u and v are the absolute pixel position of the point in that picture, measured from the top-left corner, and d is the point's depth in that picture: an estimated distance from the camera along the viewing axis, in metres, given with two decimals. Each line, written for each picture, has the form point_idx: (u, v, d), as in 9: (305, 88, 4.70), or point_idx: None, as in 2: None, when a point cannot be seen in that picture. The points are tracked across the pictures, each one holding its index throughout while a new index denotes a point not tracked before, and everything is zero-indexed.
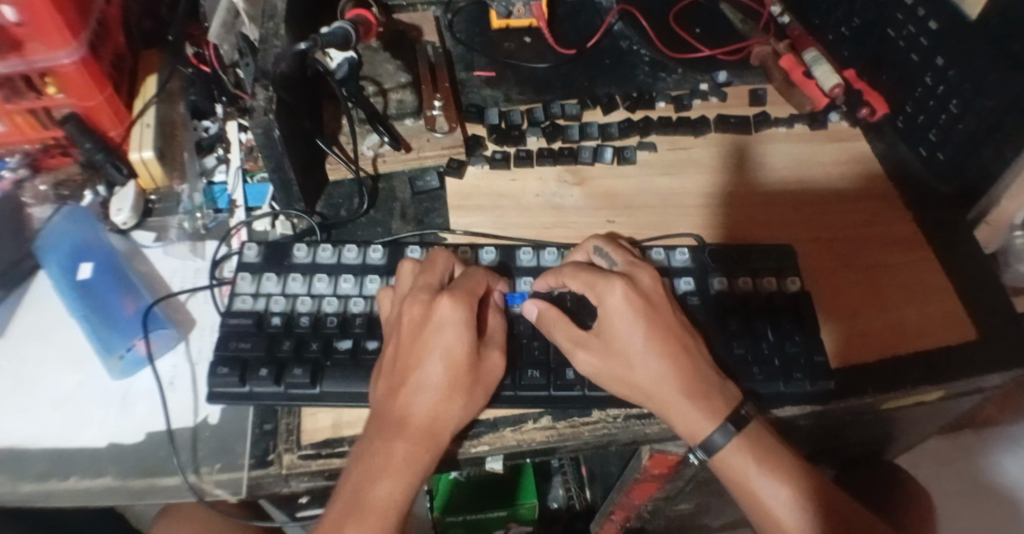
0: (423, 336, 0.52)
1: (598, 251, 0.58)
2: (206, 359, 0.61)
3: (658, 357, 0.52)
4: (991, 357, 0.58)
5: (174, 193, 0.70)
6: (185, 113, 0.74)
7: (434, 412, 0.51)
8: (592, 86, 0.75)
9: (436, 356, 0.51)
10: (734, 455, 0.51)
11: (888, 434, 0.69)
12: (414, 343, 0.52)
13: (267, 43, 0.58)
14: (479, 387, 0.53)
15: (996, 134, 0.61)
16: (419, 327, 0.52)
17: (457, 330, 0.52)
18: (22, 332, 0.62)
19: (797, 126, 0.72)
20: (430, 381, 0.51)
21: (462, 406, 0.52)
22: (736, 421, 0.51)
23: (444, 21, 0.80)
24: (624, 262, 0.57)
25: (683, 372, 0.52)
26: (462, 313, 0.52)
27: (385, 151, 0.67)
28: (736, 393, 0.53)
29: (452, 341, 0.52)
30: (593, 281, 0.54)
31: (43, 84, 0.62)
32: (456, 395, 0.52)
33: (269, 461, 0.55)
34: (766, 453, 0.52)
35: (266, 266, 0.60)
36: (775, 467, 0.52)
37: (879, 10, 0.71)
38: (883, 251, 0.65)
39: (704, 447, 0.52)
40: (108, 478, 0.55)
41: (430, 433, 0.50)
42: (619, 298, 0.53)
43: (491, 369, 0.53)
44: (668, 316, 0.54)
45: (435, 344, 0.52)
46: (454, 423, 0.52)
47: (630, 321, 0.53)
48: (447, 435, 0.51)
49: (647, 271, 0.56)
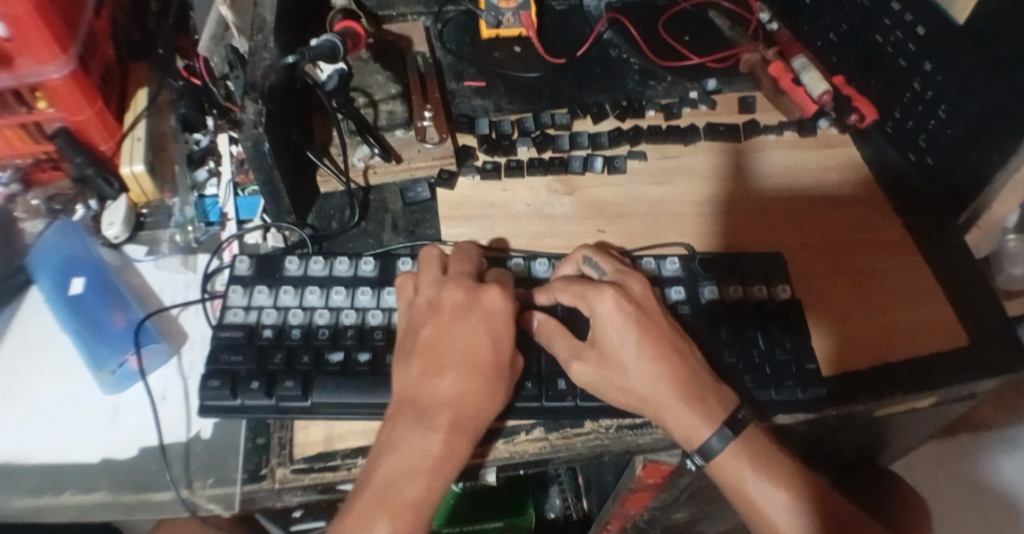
0: (468, 320, 0.53)
1: (587, 261, 0.58)
2: (198, 373, 0.61)
3: (651, 361, 0.52)
4: (984, 361, 0.58)
5: (165, 206, 0.71)
6: (175, 126, 0.73)
7: (474, 397, 0.51)
8: (581, 95, 0.75)
9: (480, 340, 0.52)
10: (730, 459, 0.51)
11: (882, 440, 0.69)
12: (456, 328, 0.53)
13: (256, 55, 0.59)
14: (512, 380, 0.53)
15: (985, 138, 0.61)
16: (462, 312, 0.53)
17: (502, 318, 0.54)
18: (12, 348, 0.62)
19: (786, 133, 0.73)
20: (473, 364, 0.51)
21: (500, 396, 0.52)
22: (734, 425, 0.51)
23: (434, 31, 0.80)
24: (614, 271, 0.57)
25: (679, 377, 0.52)
26: (507, 302, 0.54)
27: (375, 163, 0.68)
28: (734, 397, 0.53)
29: (495, 327, 0.53)
30: (583, 290, 0.54)
31: (33, 99, 0.62)
32: (496, 384, 0.52)
33: (262, 476, 0.54)
34: (761, 457, 0.52)
35: (258, 278, 0.60)
36: (771, 471, 0.51)
37: (866, 16, 0.71)
38: (881, 252, 0.65)
39: (701, 452, 0.51)
40: (101, 493, 0.55)
41: (469, 419, 0.50)
42: (609, 305, 0.53)
43: (520, 364, 0.54)
44: (659, 322, 0.53)
45: (481, 328, 0.53)
46: (491, 413, 0.51)
47: (620, 326, 0.53)
48: (483, 424, 0.51)
49: (637, 279, 0.55)
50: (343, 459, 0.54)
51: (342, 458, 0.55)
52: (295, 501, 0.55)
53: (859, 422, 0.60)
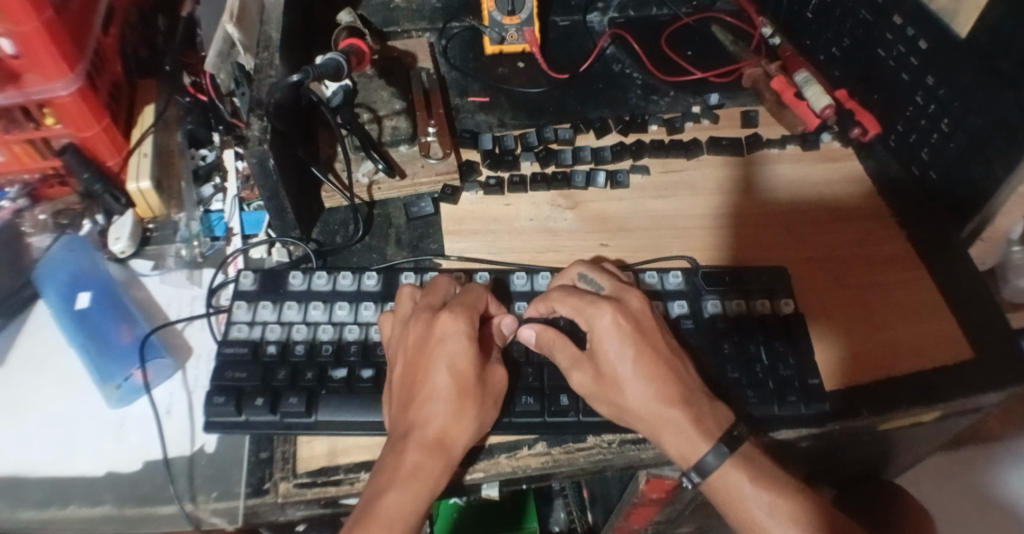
0: (428, 350, 0.52)
1: (582, 277, 0.58)
2: (203, 388, 0.61)
3: (646, 379, 0.52)
4: (988, 376, 0.58)
5: (172, 221, 0.71)
6: (181, 142, 0.74)
7: (445, 424, 0.51)
8: (584, 110, 0.75)
9: (443, 369, 0.52)
10: (728, 475, 0.51)
11: (887, 454, 0.69)
12: (419, 357, 0.52)
13: (262, 72, 0.61)
14: (490, 398, 0.53)
15: (988, 152, 0.61)
16: (423, 341, 0.53)
17: (461, 342, 0.52)
18: (20, 361, 0.63)
19: (789, 147, 0.73)
20: (438, 393, 0.51)
21: (474, 416, 0.52)
22: (730, 442, 0.51)
23: (439, 47, 0.81)
24: (611, 287, 0.57)
25: (674, 395, 0.52)
26: (464, 326, 0.53)
27: (379, 178, 0.68)
28: (730, 414, 0.53)
29: (456, 354, 0.52)
30: (581, 306, 0.55)
31: (41, 115, 0.63)
32: (467, 407, 0.51)
33: (265, 490, 0.54)
34: (760, 473, 0.51)
35: (263, 293, 0.61)
36: (770, 487, 0.51)
37: (868, 31, 0.72)
38: (872, 267, 0.65)
39: (697, 468, 0.51)
40: (107, 506, 0.55)
41: (443, 445, 0.50)
42: (607, 322, 0.53)
43: (497, 381, 0.54)
44: (656, 338, 0.54)
45: (442, 356, 0.52)
46: (467, 435, 0.51)
47: (617, 343, 0.53)
48: (460, 447, 0.51)
49: (635, 294, 0.56)
50: (347, 474, 0.54)
51: (345, 472, 0.55)
52: (298, 515, 0.56)
53: (864, 436, 0.59)
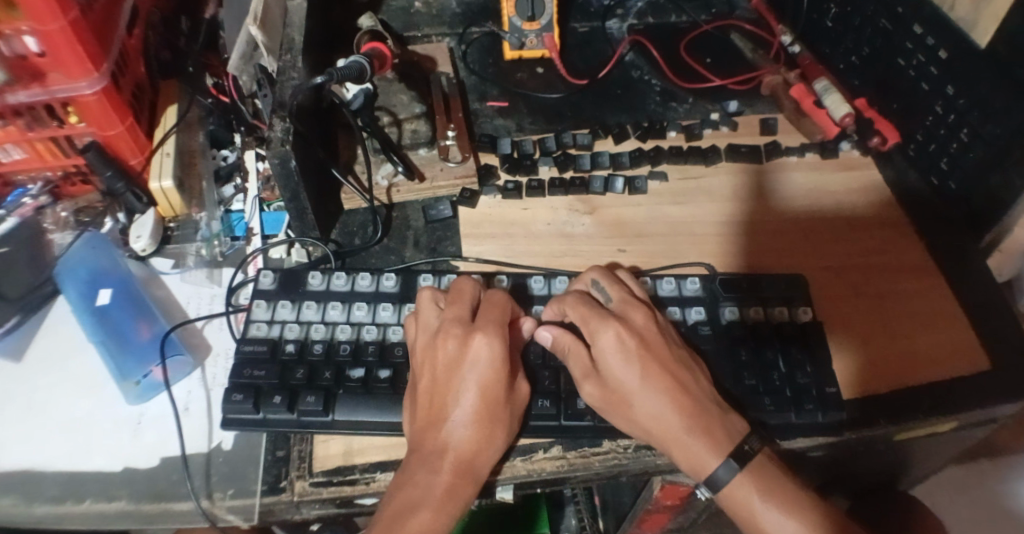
0: (460, 370, 0.53)
1: (596, 284, 0.59)
2: (220, 385, 0.62)
3: (658, 392, 0.52)
4: (1004, 387, 0.58)
5: (192, 220, 0.72)
6: (203, 142, 0.75)
7: (474, 447, 0.52)
8: (602, 115, 0.76)
9: (472, 392, 0.52)
10: (738, 490, 0.50)
11: (901, 465, 0.69)
12: (452, 378, 0.53)
13: (285, 74, 0.61)
14: (515, 417, 0.54)
15: (1007, 163, 0.61)
16: (455, 362, 0.53)
17: (493, 366, 0.53)
18: (39, 357, 0.63)
19: (809, 155, 0.73)
20: (468, 415, 0.52)
21: (500, 438, 0.53)
22: (738, 457, 0.51)
23: (458, 52, 0.81)
24: (619, 299, 0.57)
25: (686, 407, 0.52)
26: (498, 348, 0.53)
27: (399, 181, 0.69)
28: (741, 426, 0.52)
29: (486, 377, 0.53)
30: (588, 317, 0.55)
31: (66, 113, 0.64)
32: (494, 429, 0.52)
33: (281, 488, 0.55)
34: (771, 486, 0.50)
35: (282, 293, 0.61)
36: (782, 500, 0.50)
37: (888, 39, 0.71)
38: (895, 276, 0.65)
39: (707, 482, 0.51)
40: (122, 502, 0.55)
41: (471, 467, 0.51)
42: (610, 340, 0.54)
43: (521, 398, 0.54)
44: (663, 352, 0.54)
45: (474, 379, 0.53)
46: (493, 456, 0.53)
47: (622, 361, 0.53)
48: (485, 467, 0.52)
49: (641, 311, 0.56)
50: (363, 474, 0.55)
51: (361, 472, 0.55)
52: (313, 514, 0.56)
53: (880, 446, 0.59)
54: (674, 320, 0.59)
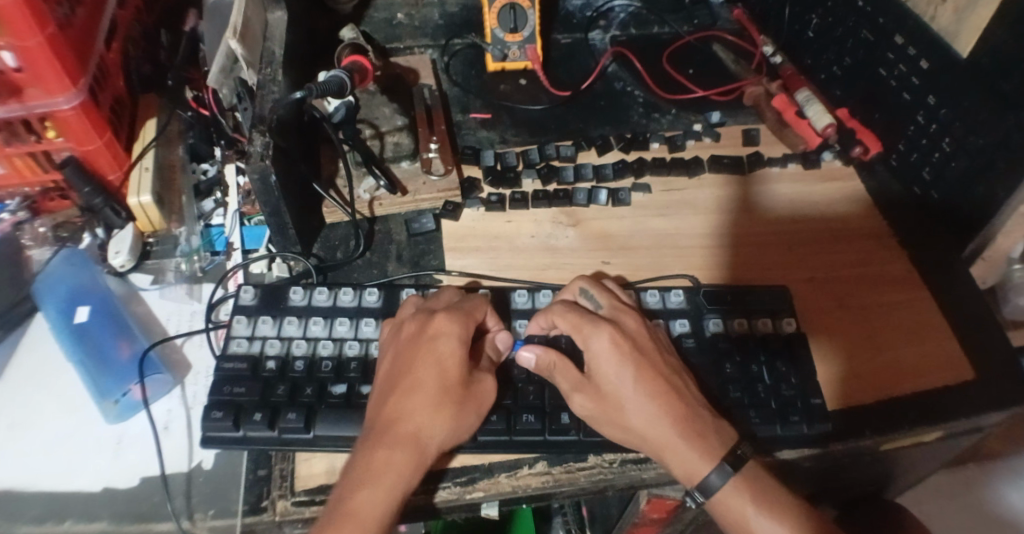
0: (417, 348, 0.53)
1: (584, 293, 0.58)
2: (201, 403, 0.61)
3: (649, 398, 0.52)
4: (990, 396, 0.58)
5: (172, 235, 0.71)
6: (184, 156, 0.74)
7: (423, 422, 0.51)
8: (586, 127, 0.76)
9: (428, 366, 0.52)
10: (732, 495, 0.50)
11: (888, 474, 0.69)
12: (410, 353, 0.53)
13: (266, 88, 0.61)
14: (473, 401, 0.52)
15: (988, 173, 0.61)
16: (416, 338, 0.54)
17: (451, 343, 0.53)
18: (17, 377, 0.62)
19: (791, 165, 0.73)
20: (419, 391, 0.51)
21: (454, 417, 0.51)
22: (733, 461, 0.50)
23: (441, 64, 0.81)
24: (609, 305, 0.57)
25: (677, 413, 0.52)
26: (457, 328, 0.54)
27: (381, 195, 0.68)
28: (733, 432, 0.52)
29: (443, 353, 0.53)
30: (579, 323, 0.55)
31: (43, 128, 0.63)
32: (445, 406, 0.51)
33: (263, 508, 0.54)
34: (764, 493, 0.50)
35: (263, 309, 0.60)
36: (776, 508, 0.50)
37: (870, 50, 0.72)
38: (869, 276, 0.65)
39: (701, 488, 0.51)
40: (103, 523, 0.55)
41: (415, 441, 0.50)
42: (604, 343, 0.54)
43: (487, 388, 0.53)
44: (655, 358, 0.54)
45: (428, 355, 0.53)
46: (443, 434, 0.51)
47: (617, 365, 0.53)
48: (433, 445, 0.51)
49: (632, 317, 0.56)
50: None
51: None
52: None
53: (865, 457, 0.59)
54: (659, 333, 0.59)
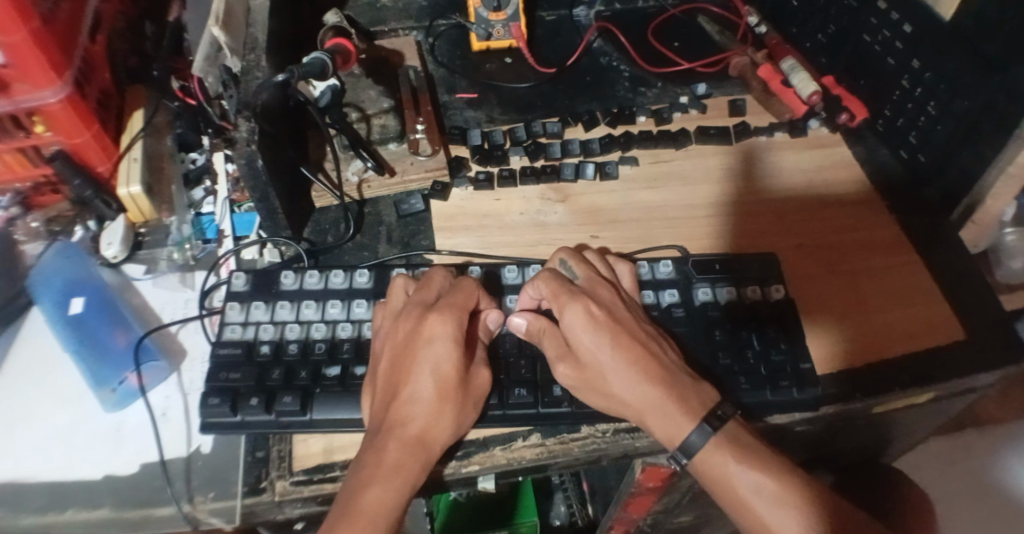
0: (414, 351, 0.52)
1: (563, 264, 0.59)
2: (198, 389, 0.61)
3: (628, 364, 0.52)
4: (980, 356, 0.58)
5: (164, 225, 0.71)
6: (172, 146, 0.75)
7: (426, 425, 0.51)
8: (572, 104, 0.76)
9: (426, 372, 0.52)
10: (714, 455, 0.50)
11: (884, 437, 0.69)
12: (406, 355, 0.53)
13: (250, 74, 0.61)
14: (471, 399, 0.53)
15: (974, 134, 0.61)
16: (411, 340, 0.53)
17: (448, 346, 0.52)
18: (17, 370, 0.63)
19: (778, 134, 0.73)
20: (420, 396, 0.51)
21: (454, 416, 0.52)
22: (714, 421, 0.51)
23: (426, 45, 0.81)
24: (586, 276, 0.58)
25: (656, 375, 0.52)
26: (452, 328, 0.53)
27: (369, 176, 0.68)
28: (714, 395, 0.53)
29: (441, 357, 0.52)
30: (558, 292, 0.55)
31: (31, 123, 0.63)
32: (445, 407, 0.52)
33: (262, 489, 0.54)
34: (745, 450, 0.50)
35: (255, 294, 0.61)
36: (758, 464, 0.50)
37: (853, 16, 0.72)
38: (866, 252, 0.65)
39: (683, 450, 0.51)
40: (105, 510, 0.55)
41: (420, 445, 0.50)
42: (579, 315, 0.54)
43: (482, 385, 0.54)
44: (632, 326, 0.54)
45: (425, 358, 0.52)
46: (446, 435, 0.52)
47: (592, 334, 0.53)
48: (439, 447, 0.52)
49: (607, 289, 0.57)
50: (343, 471, 0.54)
51: (342, 469, 0.55)
52: (296, 514, 0.55)
53: (858, 421, 0.60)
54: (648, 304, 0.59)
